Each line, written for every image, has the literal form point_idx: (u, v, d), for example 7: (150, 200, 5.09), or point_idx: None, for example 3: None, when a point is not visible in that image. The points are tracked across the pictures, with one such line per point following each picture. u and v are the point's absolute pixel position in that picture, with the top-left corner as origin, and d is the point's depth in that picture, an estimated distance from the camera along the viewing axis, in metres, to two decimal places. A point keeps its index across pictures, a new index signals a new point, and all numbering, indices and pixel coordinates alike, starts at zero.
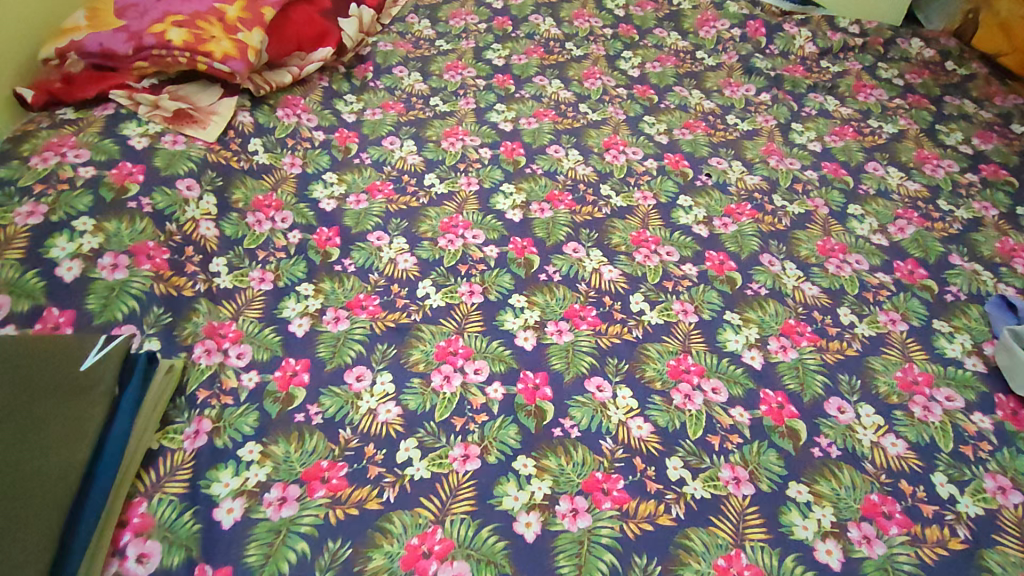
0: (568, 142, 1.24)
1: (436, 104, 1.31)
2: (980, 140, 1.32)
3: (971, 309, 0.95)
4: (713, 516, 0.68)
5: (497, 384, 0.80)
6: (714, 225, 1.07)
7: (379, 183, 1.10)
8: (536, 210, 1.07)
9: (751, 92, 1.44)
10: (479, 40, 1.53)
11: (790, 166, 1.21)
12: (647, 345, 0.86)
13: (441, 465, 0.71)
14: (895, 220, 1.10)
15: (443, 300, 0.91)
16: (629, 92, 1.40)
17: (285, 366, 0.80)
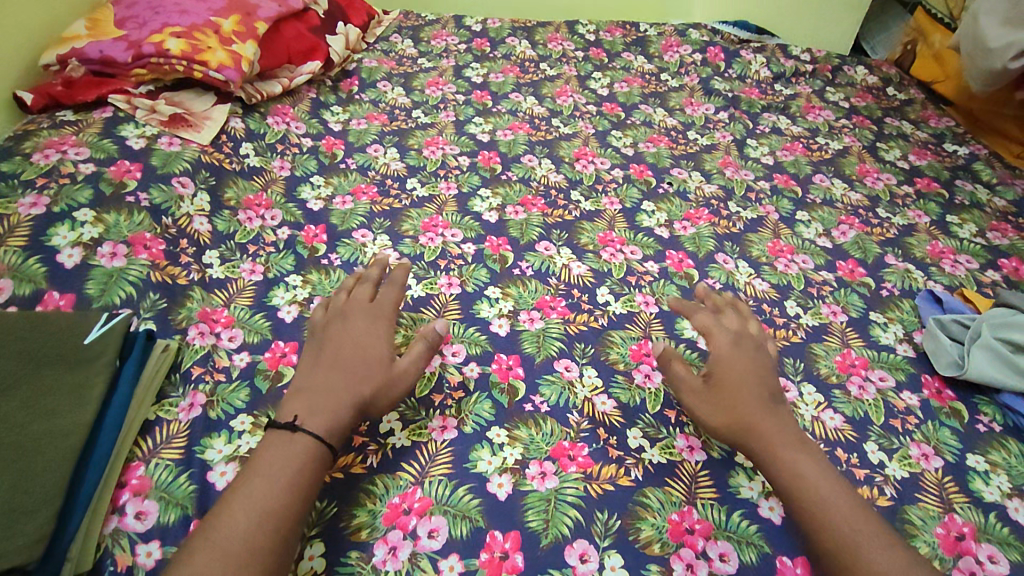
0: (542, 153, 1.33)
1: (418, 116, 1.39)
2: (916, 156, 1.45)
3: (904, 303, 1.05)
4: (669, 478, 0.75)
5: (473, 364, 0.86)
6: (675, 228, 1.16)
7: (364, 186, 1.17)
8: (511, 213, 1.15)
9: (710, 111, 1.55)
10: (458, 59, 1.62)
11: (744, 177, 1.32)
12: (611, 332, 0.94)
13: (420, 434, 0.77)
14: (839, 225, 1.21)
15: (424, 291, 0.97)
16: (599, 108, 1.50)
17: (274, 348, 0.85)
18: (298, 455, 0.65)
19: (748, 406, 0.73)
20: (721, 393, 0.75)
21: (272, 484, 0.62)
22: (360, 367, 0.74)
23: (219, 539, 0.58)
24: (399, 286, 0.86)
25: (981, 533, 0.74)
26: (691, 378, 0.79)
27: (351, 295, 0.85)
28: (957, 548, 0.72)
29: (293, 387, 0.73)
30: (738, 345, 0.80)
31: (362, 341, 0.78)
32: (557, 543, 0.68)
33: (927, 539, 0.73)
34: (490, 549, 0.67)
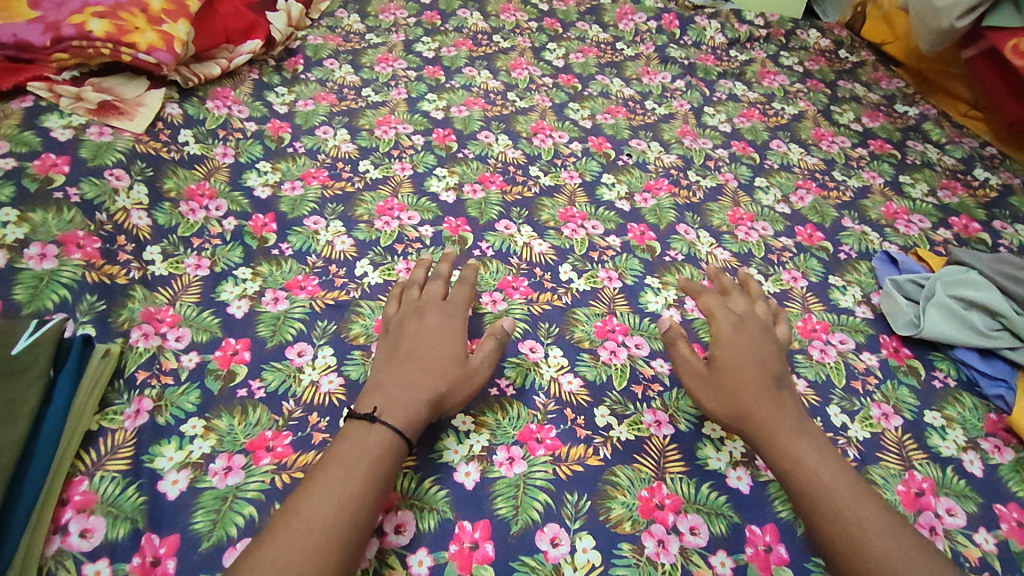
0: (498, 129, 1.30)
1: (368, 95, 1.35)
2: (869, 118, 1.46)
3: (862, 265, 1.06)
4: (637, 455, 0.74)
5: None
6: (635, 200, 1.15)
7: (313, 171, 1.13)
8: (468, 191, 1.13)
9: (667, 79, 1.54)
10: (409, 33, 1.57)
11: (702, 146, 1.32)
12: (575, 309, 0.92)
13: None
14: (796, 190, 1.22)
15: (381, 278, 0.94)
16: (554, 81, 1.49)
17: (225, 346, 0.81)
18: (382, 455, 0.64)
19: (751, 390, 0.71)
20: (721, 376, 0.73)
21: (358, 480, 0.62)
22: (437, 362, 0.73)
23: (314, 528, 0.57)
24: (470, 286, 0.85)
25: (940, 488, 0.75)
26: (694, 361, 0.77)
27: (423, 291, 0.83)
28: (917, 504, 0.73)
29: (369, 381, 0.72)
30: (741, 330, 0.77)
31: (440, 337, 0.76)
32: (528, 529, 0.67)
33: (889, 497, 0.73)
34: (459, 540, 0.66)
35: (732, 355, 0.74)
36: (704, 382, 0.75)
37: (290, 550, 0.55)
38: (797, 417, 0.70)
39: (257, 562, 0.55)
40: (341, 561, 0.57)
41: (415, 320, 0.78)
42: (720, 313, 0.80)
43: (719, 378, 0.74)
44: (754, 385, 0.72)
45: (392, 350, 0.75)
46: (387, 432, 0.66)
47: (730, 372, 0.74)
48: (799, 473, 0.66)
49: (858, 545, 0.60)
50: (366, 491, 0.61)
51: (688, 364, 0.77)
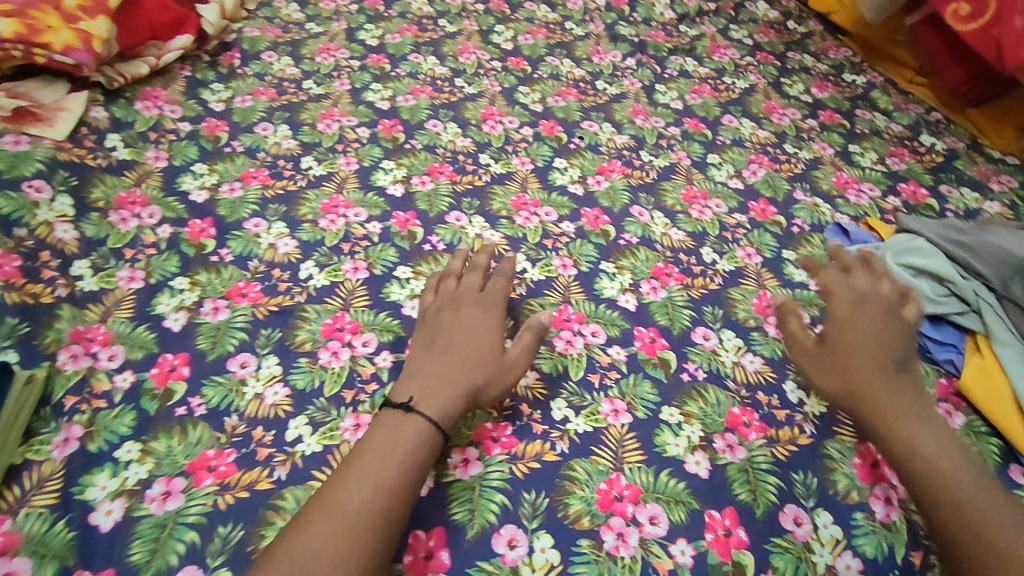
0: (446, 116, 1.27)
1: (309, 88, 1.30)
2: (818, 89, 1.46)
3: (814, 237, 1.06)
4: (594, 447, 0.73)
5: (385, 353, 0.81)
6: (588, 183, 1.13)
7: (253, 171, 1.08)
8: (417, 183, 1.10)
9: (617, 58, 1.52)
10: (351, 21, 1.52)
11: (654, 125, 1.30)
12: (530, 300, 0.90)
13: (332, 437, 0.71)
14: (749, 165, 1.21)
15: (327, 279, 0.90)
16: (503, 64, 1.45)
17: (162, 362, 0.77)
18: (415, 445, 0.64)
19: (865, 370, 0.73)
20: (835, 354, 0.75)
21: (390, 470, 0.61)
22: (472, 354, 0.73)
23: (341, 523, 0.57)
24: (508, 277, 0.84)
25: None
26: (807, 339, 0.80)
27: (460, 282, 0.83)
28: (873, 476, 0.73)
29: (405, 369, 0.73)
30: (859, 309, 0.78)
31: (476, 329, 0.76)
32: (484, 533, 0.66)
33: (846, 471, 0.73)
34: (413, 550, 0.64)
35: (841, 339, 0.76)
36: (811, 361, 0.78)
37: (320, 539, 0.56)
38: (907, 400, 0.70)
39: (289, 552, 0.55)
40: (371, 551, 0.57)
41: (450, 311, 0.78)
42: (841, 289, 0.81)
43: (823, 358, 0.76)
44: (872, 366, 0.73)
45: (428, 340, 0.76)
46: (423, 422, 0.65)
47: (847, 351, 0.75)
48: (919, 460, 0.66)
49: (978, 528, 0.61)
50: (397, 480, 0.61)
51: (799, 342, 0.81)
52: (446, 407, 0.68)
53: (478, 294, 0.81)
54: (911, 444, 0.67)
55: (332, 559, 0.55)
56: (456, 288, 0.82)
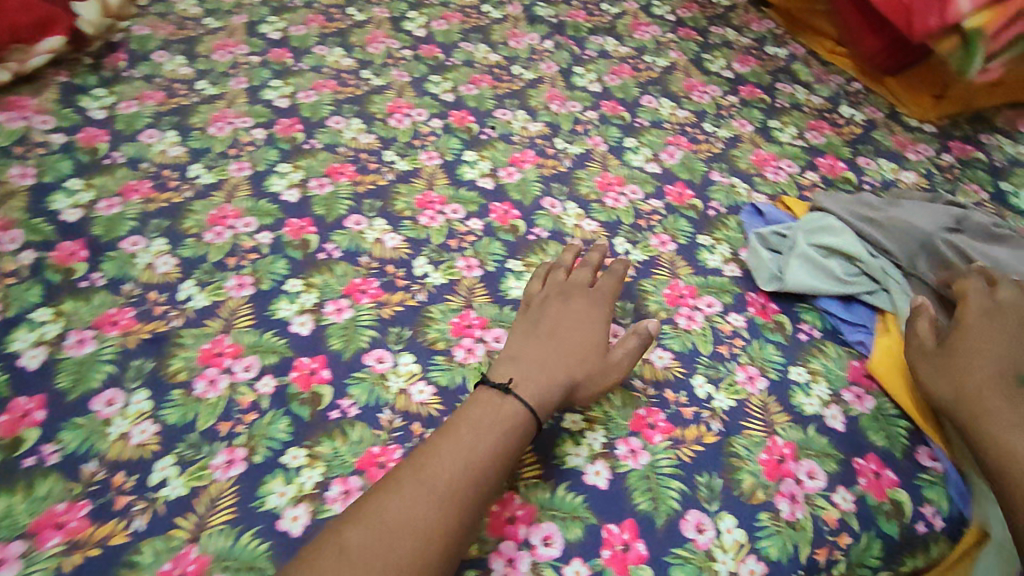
0: (351, 112, 1.20)
1: (202, 88, 1.21)
2: (740, 64, 1.43)
3: (730, 220, 1.03)
4: None
5: (268, 377, 0.76)
6: (499, 175, 1.08)
7: (134, 183, 1.00)
8: (314, 186, 1.03)
9: (535, 40, 1.46)
10: (252, 14, 1.43)
11: (571, 109, 1.25)
12: (430, 307, 0.85)
13: (200, 478, 0.66)
14: (666, 147, 1.18)
15: (208, 299, 0.84)
16: (415, 53, 1.38)
17: (13, 407, 0.70)
18: (507, 429, 0.65)
19: (982, 381, 0.70)
20: (953, 356, 0.73)
21: (481, 449, 0.62)
22: (576, 347, 0.73)
23: (421, 483, 0.59)
24: (618, 277, 0.83)
25: (802, 450, 0.73)
26: (926, 337, 0.77)
27: (570, 275, 0.84)
28: (779, 472, 0.71)
29: (504, 352, 0.73)
30: (993, 319, 0.76)
31: (581, 322, 0.76)
32: None
33: (751, 469, 0.71)
34: None
35: (983, 341, 0.74)
36: (930, 361, 0.75)
37: (413, 505, 0.57)
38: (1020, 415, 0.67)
39: (376, 513, 0.57)
40: (449, 523, 0.57)
41: (559, 301, 0.79)
42: (973, 296, 0.79)
43: (948, 360, 0.73)
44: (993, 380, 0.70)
45: (526, 328, 0.76)
46: (520, 406, 0.67)
47: (961, 359, 0.73)
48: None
49: None
50: (489, 461, 0.62)
51: (918, 339, 0.77)
52: (543, 400, 0.68)
53: (591, 291, 0.81)
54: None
55: (422, 525, 0.56)
56: (564, 280, 0.83)
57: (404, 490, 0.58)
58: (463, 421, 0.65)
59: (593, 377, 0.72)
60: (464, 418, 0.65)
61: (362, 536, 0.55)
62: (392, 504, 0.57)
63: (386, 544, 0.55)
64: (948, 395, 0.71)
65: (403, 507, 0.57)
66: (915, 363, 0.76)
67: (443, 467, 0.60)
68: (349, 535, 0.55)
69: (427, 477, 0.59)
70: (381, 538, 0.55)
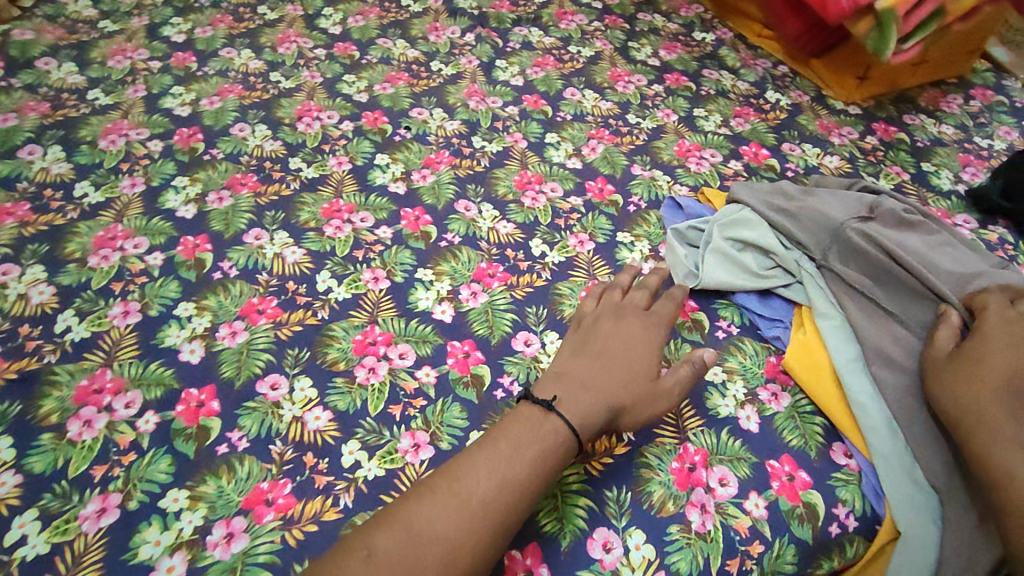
0: (256, 117, 1.13)
1: (94, 98, 1.14)
2: (666, 51, 1.41)
3: (651, 215, 1.01)
4: (384, 494, 0.66)
5: (150, 414, 0.70)
6: (412, 179, 1.04)
7: (10, 206, 0.92)
8: (213, 201, 0.97)
9: (456, 34, 1.41)
10: (153, 15, 1.34)
11: (490, 106, 1.21)
12: (332, 325, 0.81)
13: (64, 533, 0.61)
14: (588, 141, 1.14)
15: (87, 330, 0.78)
16: (328, 51, 1.32)
17: None
18: (553, 446, 0.62)
19: (992, 392, 0.67)
20: (963, 363, 0.70)
21: (524, 463, 0.60)
22: (626, 372, 0.69)
23: (456, 497, 0.57)
24: (677, 301, 0.79)
25: (713, 456, 0.71)
26: (942, 345, 0.74)
27: (625, 296, 0.79)
28: (690, 481, 0.69)
29: (551, 368, 0.70)
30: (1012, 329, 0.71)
31: (633, 346, 0.72)
32: None
33: (662, 479, 0.68)
34: None
35: (992, 352, 0.70)
36: (941, 368, 0.72)
37: (444, 519, 0.55)
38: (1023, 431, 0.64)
39: (409, 521, 0.55)
40: (478, 542, 0.55)
41: (615, 320, 0.75)
42: (993, 308, 0.75)
43: (956, 374, 0.70)
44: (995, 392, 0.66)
45: (579, 347, 0.72)
46: (564, 428, 0.63)
47: (971, 368, 0.69)
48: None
49: None
50: (531, 477, 0.60)
51: (933, 350, 0.75)
52: (585, 429, 0.64)
53: (644, 313, 0.76)
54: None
55: (451, 542, 0.54)
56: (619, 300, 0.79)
57: (435, 503, 0.56)
58: (503, 437, 0.62)
59: (637, 404, 0.68)
60: (509, 438, 0.62)
61: (393, 543, 0.54)
62: (423, 515, 0.56)
63: (415, 553, 0.53)
64: (951, 405, 0.68)
65: (430, 521, 0.55)
66: (927, 373, 0.73)
67: (473, 484, 0.58)
68: (378, 541, 0.54)
69: (461, 492, 0.57)
70: (411, 549, 0.54)
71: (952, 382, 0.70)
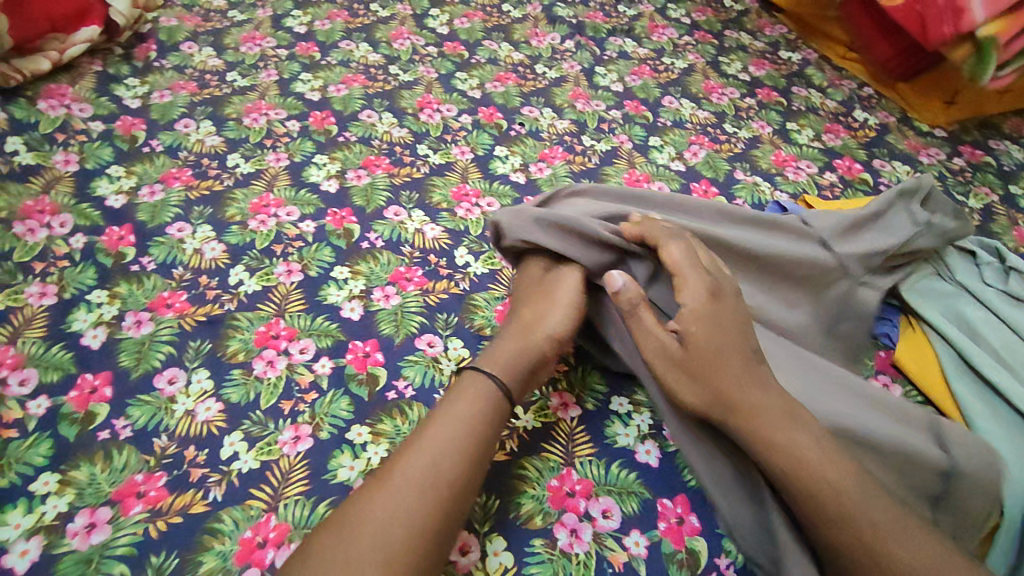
0: (381, 106, 1.22)
1: (233, 80, 1.24)
2: (755, 67, 1.48)
3: None
4: (545, 443, 0.73)
5: (325, 359, 0.78)
6: (530, 171, 1.11)
7: (175, 171, 1.03)
8: (352, 177, 1.05)
9: (556, 40, 1.49)
10: (277, 7, 1.45)
11: (595, 108, 1.29)
12: (474, 295, 0.88)
13: (270, 453, 0.69)
14: (689, 146, 1.21)
15: (259, 284, 0.87)
16: (440, 50, 1.41)
17: (81, 384, 0.74)
18: (474, 425, 0.64)
19: (733, 368, 0.67)
20: (697, 356, 0.68)
21: (449, 451, 0.61)
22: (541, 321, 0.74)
23: (393, 490, 0.58)
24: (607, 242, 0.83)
25: None
26: (661, 335, 0.70)
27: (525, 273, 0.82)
28: None
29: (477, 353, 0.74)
30: (714, 303, 0.71)
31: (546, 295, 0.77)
32: None
33: None
34: None
35: (711, 330, 0.69)
36: (672, 359, 0.68)
37: (383, 509, 0.56)
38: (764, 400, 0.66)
39: (350, 519, 0.56)
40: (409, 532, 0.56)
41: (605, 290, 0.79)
42: (689, 295, 0.71)
43: (693, 363, 0.68)
44: (739, 367, 0.67)
45: (538, 307, 0.76)
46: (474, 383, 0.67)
47: (715, 350, 0.68)
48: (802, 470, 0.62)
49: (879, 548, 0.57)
50: (456, 467, 0.60)
51: (656, 337, 0.70)
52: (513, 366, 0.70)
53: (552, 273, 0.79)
54: (796, 446, 0.63)
55: (387, 532, 0.55)
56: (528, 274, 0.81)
57: (368, 499, 0.57)
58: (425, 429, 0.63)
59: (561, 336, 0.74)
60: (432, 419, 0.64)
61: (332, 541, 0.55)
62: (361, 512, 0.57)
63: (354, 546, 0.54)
64: (700, 390, 0.67)
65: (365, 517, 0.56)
66: (660, 362, 0.69)
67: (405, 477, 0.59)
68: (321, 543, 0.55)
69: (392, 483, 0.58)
70: (352, 542, 0.54)
71: (704, 369, 0.67)
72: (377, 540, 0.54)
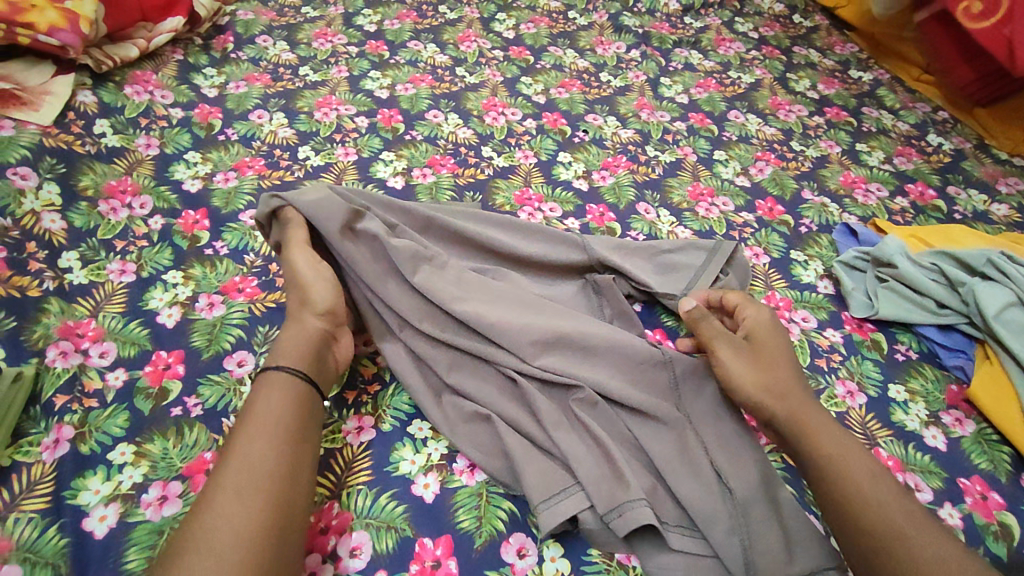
0: (447, 107, 1.23)
1: (305, 74, 1.27)
2: (825, 85, 1.45)
3: (822, 238, 1.05)
4: None
5: None
6: (593, 178, 1.11)
7: (248, 160, 1.06)
8: (418, 176, 1.07)
9: (622, 49, 1.49)
10: (348, 6, 1.48)
11: (660, 119, 1.28)
12: None
13: (333, 441, 0.71)
14: (755, 162, 1.19)
15: None
16: (505, 54, 1.42)
17: (156, 360, 0.76)
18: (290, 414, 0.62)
19: (788, 374, 0.71)
20: (759, 350, 0.73)
21: (274, 439, 0.59)
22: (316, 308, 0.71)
23: (239, 480, 0.55)
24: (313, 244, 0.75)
25: (905, 465, 0.76)
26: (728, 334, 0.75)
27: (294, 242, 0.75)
28: None
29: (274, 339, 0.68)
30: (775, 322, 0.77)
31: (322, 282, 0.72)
32: (492, 541, 0.65)
33: None
34: (420, 559, 0.63)
35: (773, 338, 0.74)
36: (737, 353, 0.73)
37: (231, 506, 0.53)
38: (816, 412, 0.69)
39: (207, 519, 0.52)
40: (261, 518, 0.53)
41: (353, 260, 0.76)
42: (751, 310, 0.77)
43: (755, 355, 0.72)
44: (795, 377, 0.71)
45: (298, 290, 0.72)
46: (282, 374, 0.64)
47: (773, 352, 0.73)
48: (837, 467, 0.64)
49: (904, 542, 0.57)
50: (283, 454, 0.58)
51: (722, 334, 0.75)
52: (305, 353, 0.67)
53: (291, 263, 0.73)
54: (834, 448, 0.65)
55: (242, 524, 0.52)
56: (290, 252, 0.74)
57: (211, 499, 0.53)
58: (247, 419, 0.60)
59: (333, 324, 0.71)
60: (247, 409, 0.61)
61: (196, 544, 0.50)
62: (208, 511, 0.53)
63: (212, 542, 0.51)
64: (757, 381, 0.71)
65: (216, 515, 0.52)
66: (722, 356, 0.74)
67: (246, 470, 0.56)
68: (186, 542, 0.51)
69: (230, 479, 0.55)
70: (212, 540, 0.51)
71: (764, 365, 0.72)
72: (232, 535, 0.51)
